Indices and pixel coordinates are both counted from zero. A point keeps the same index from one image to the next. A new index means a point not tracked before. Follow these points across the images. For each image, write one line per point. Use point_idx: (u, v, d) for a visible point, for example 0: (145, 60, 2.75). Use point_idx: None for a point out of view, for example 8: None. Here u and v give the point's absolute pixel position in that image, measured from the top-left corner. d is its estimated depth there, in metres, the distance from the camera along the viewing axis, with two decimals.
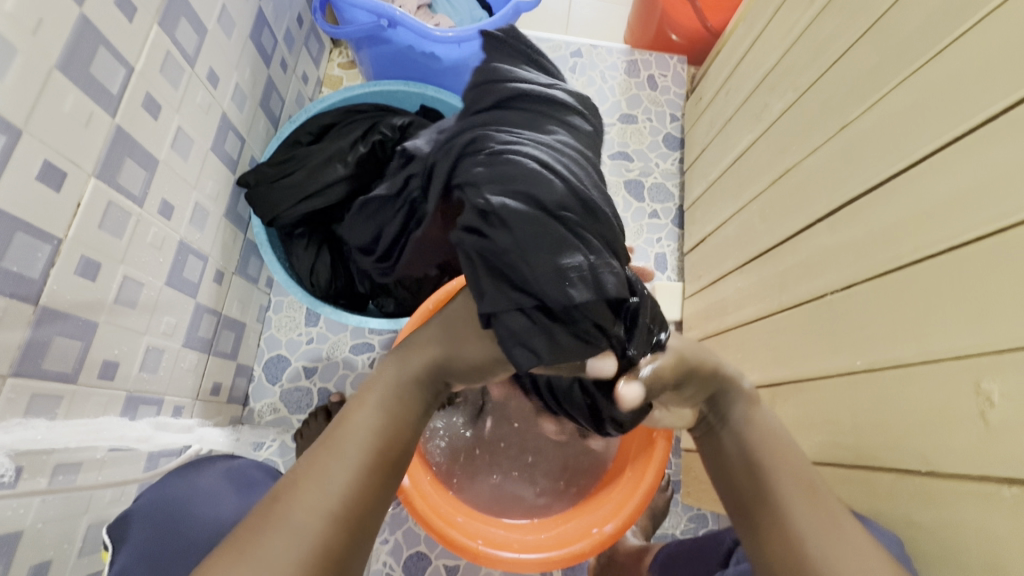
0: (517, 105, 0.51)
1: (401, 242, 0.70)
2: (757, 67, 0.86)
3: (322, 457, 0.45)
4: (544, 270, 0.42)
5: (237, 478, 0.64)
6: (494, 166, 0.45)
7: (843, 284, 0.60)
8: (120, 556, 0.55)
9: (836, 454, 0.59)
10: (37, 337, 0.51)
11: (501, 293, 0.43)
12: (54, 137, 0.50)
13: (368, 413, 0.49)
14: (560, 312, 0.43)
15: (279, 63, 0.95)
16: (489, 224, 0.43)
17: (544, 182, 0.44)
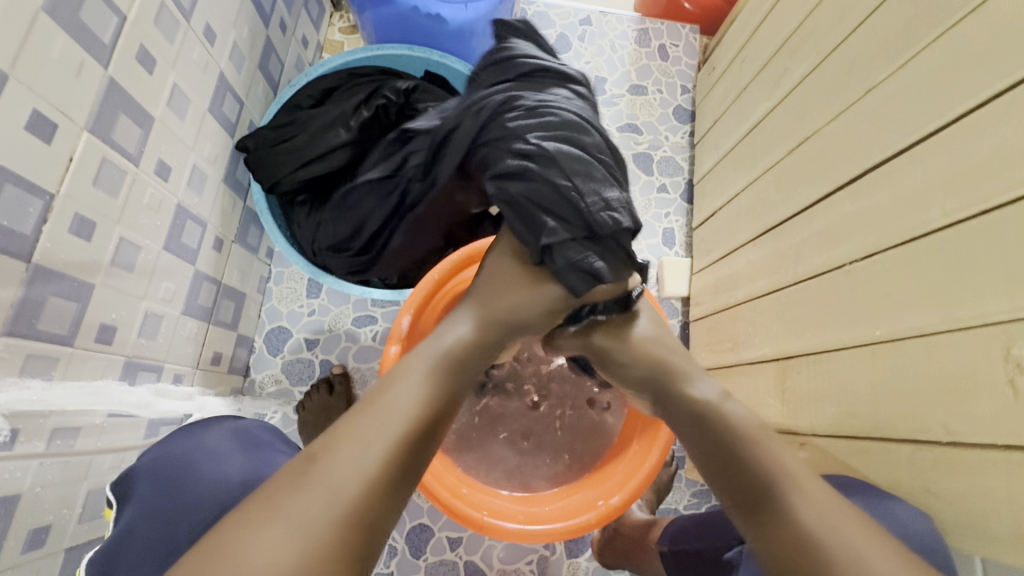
0: (539, 81, 0.59)
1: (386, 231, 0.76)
2: (776, 32, 0.83)
3: (363, 422, 0.45)
4: (593, 204, 0.53)
5: (241, 437, 0.63)
6: (538, 121, 0.55)
7: (864, 253, 0.58)
8: (124, 513, 0.55)
9: (851, 427, 0.58)
10: (32, 296, 0.49)
11: (555, 228, 0.53)
12: (43, 85, 0.47)
13: (412, 384, 0.49)
14: (602, 239, 0.55)
15: (278, 23, 0.91)
16: (540, 164, 0.54)
17: (580, 134, 0.56)
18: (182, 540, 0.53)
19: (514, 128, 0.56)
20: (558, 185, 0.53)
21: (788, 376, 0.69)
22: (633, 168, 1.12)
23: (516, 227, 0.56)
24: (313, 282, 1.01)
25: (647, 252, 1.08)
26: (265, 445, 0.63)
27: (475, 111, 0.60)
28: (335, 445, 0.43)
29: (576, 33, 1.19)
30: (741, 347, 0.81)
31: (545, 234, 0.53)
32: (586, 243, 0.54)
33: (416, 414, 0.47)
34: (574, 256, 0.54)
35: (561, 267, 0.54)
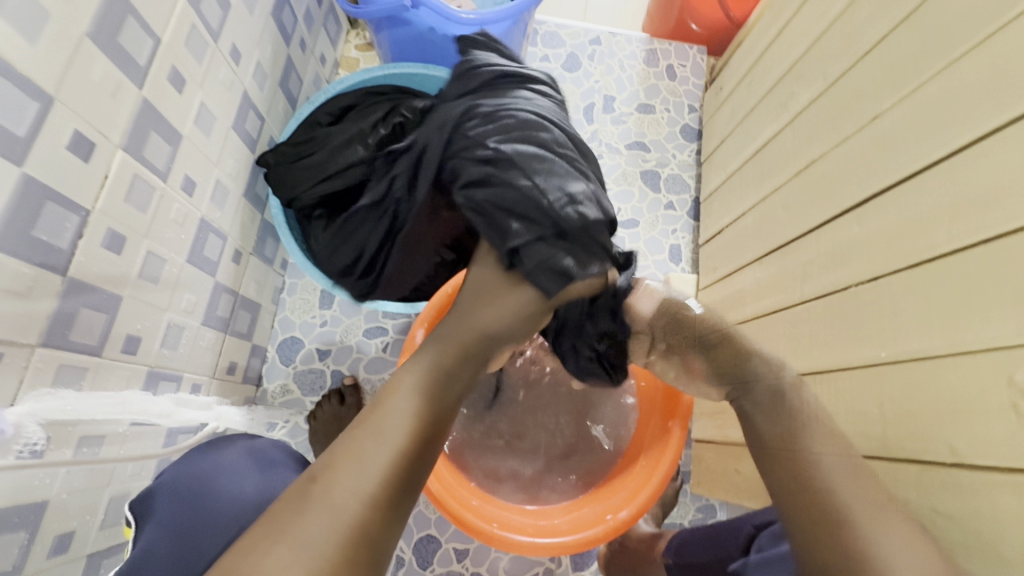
0: (496, 86, 0.66)
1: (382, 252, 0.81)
2: (784, 57, 0.85)
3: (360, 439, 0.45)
4: (557, 196, 0.56)
5: (259, 459, 0.64)
6: (499, 125, 0.61)
7: (870, 275, 0.60)
8: (143, 533, 0.56)
9: None
10: (65, 308, 0.51)
11: (527, 228, 0.55)
12: (84, 107, 0.49)
13: (405, 397, 0.49)
14: (573, 235, 0.57)
15: (299, 42, 0.94)
16: (501, 166, 0.58)
17: (536, 132, 0.60)
18: (206, 556, 0.55)
19: (478, 133, 0.61)
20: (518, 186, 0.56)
21: None
22: (641, 185, 1.14)
23: (488, 233, 0.58)
24: (326, 294, 1.02)
25: (654, 268, 1.09)
26: (278, 463, 0.64)
27: (441, 125, 0.67)
28: (333, 463, 0.43)
29: (586, 53, 1.22)
30: None
31: (513, 235, 0.55)
32: (557, 240, 0.55)
33: (408, 425, 0.47)
34: (545, 258, 0.55)
35: (533, 269, 0.55)
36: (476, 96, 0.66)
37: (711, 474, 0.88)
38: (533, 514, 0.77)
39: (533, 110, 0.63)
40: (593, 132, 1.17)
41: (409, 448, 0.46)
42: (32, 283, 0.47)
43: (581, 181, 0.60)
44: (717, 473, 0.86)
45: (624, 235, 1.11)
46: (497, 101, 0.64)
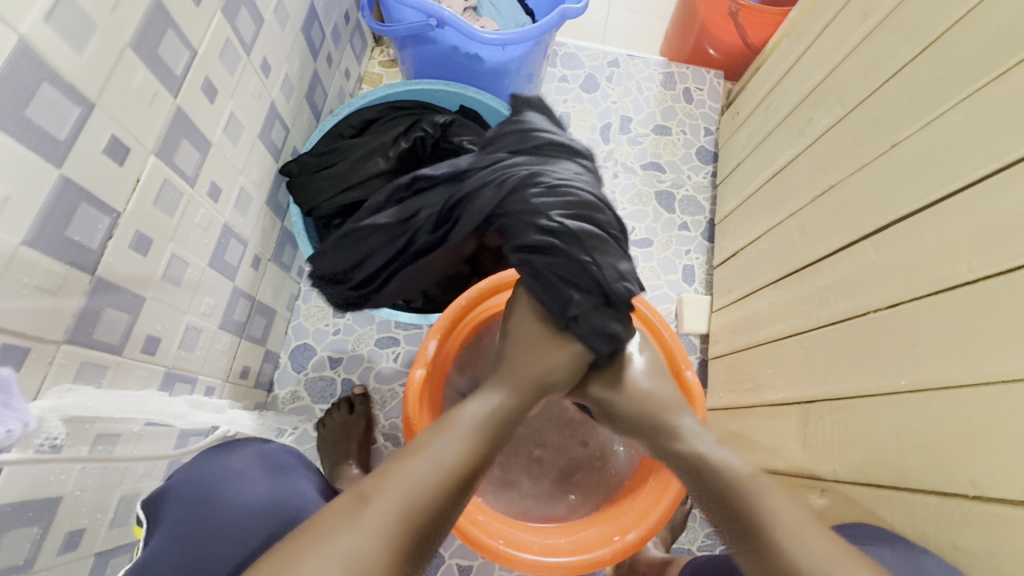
0: (548, 151, 0.64)
1: (384, 270, 0.76)
2: (802, 83, 0.86)
3: (392, 479, 0.48)
4: (611, 272, 0.59)
5: (269, 462, 0.65)
6: (562, 200, 0.59)
7: (888, 302, 0.60)
8: (152, 538, 0.55)
9: (876, 475, 0.58)
10: (91, 306, 0.52)
11: (580, 295, 0.59)
12: (122, 114, 0.51)
13: (444, 444, 0.52)
14: (618, 305, 0.61)
15: (325, 57, 0.97)
16: (566, 241, 0.59)
17: (597, 210, 0.60)
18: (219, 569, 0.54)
19: (538, 203, 0.59)
20: (576, 263, 0.59)
21: (810, 420, 0.69)
22: (655, 205, 1.15)
23: (541, 295, 0.62)
24: None
25: (667, 288, 1.09)
26: (290, 470, 0.65)
27: (493, 179, 0.62)
28: (367, 498, 0.46)
29: (604, 74, 1.24)
30: (761, 389, 0.81)
31: (571, 309, 0.59)
32: (605, 308, 0.61)
33: (441, 470, 0.49)
34: (598, 324, 0.60)
35: (586, 332, 0.60)
36: (532, 162, 0.63)
37: None
38: (539, 532, 0.76)
39: (588, 184, 0.62)
40: (609, 152, 1.18)
41: (438, 491, 0.48)
42: (61, 281, 0.48)
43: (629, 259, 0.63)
44: None
45: (637, 254, 1.11)
46: (555, 170, 0.62)
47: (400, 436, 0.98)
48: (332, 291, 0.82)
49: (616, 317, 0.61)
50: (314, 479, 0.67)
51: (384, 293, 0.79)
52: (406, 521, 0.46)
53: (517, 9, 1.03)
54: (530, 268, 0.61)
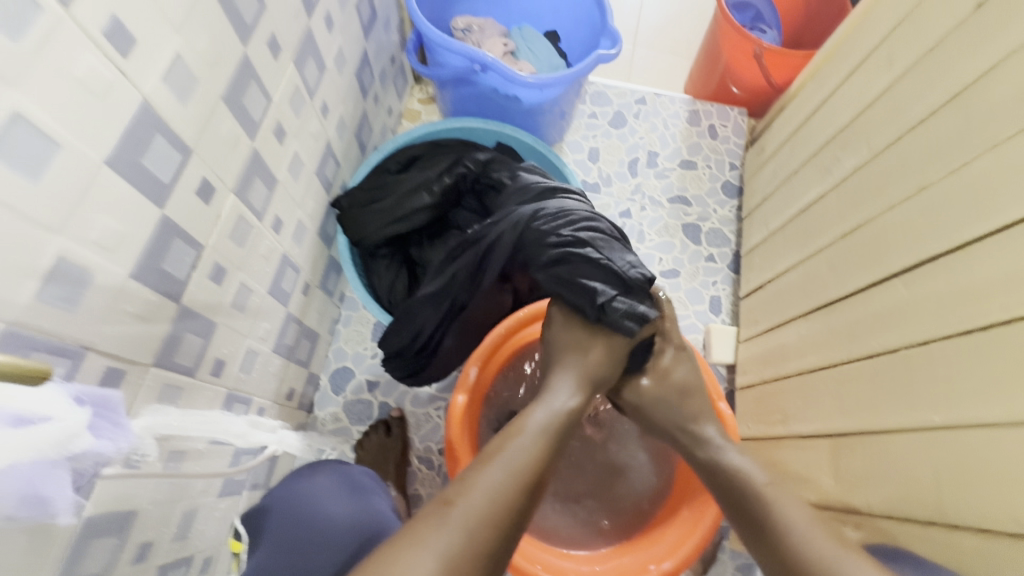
0: (541, 191, 0.76)
1: (440, 332, 0.83)
2: (827, 125, 0.90)
3: (476, 481, 0.51)
4: (620, 262, 0.66)
5: (351, 485, 0.70)
6: (562, 218, 0.69)
7: (920, 339, 0.62)
8: (256, 550, 0.61)
9: (912, 509, 0.59)
10: (175, 332, 0.56)
11: (600, 286, 0.65)
12: (212, 158, 0.56)
13: (518, 447, 0.55)
14: (634, 291, 0.66)
15: (373, 97, 1.04)
16: (575, 246, 0.67)
17: (594, 219, 0.70)
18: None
19: (543, 223, 0.69)
20: (592, 261, 0.65)
21: (840, 453, 0.70)
22: (682, 237, 1.19)
23: (569, 300, 0.67)
24: (378, 327, 1.08)
25: (694, 318, 1.12)
26: (369, 489, 0.70)
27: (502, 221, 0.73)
28: (456, 499, 0.49)
29: (631, 111, 1.29)
30: (790, 421, 0.83)
31: (598, 298, 0.64)
32: (625, 296, 0.65)
33: (520, 473, 0.53)
34: (624, 309, 0.64)
35: (615, 320, 0.64)
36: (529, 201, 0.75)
37: None
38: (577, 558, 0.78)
39: (579, 204, 0.72)
40: (636, 185, 1.23)
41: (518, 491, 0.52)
42: (155, 309, 0.52)
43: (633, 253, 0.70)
44: None
45: (664, 285, 1.14)
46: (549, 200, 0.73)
47: (434, 459, 1.01)
48: (397, 365, 0.88)
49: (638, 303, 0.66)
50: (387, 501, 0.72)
51: (441, 353, 0.87)
52: (494, 520, 0.49)
53: (552, 53, 1.09)
54: (557, 275, 0.67)
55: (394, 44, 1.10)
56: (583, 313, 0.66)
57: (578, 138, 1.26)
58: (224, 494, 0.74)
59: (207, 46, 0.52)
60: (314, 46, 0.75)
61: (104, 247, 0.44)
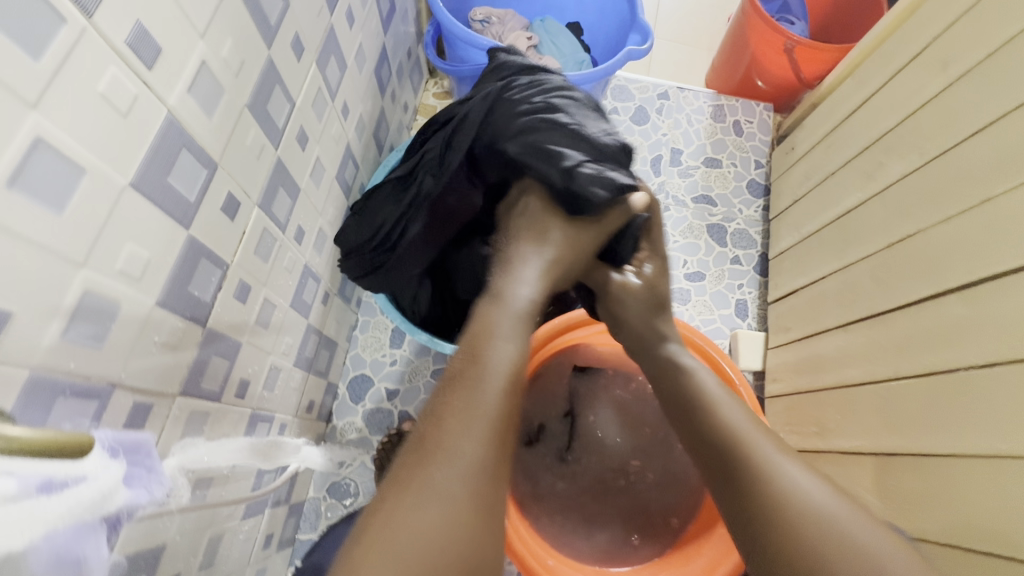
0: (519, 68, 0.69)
1: (404, 226, 0.77)
2: (870, 126, 0.86)
3: (452, 407, 0.40)
4: (596, 128, 0.59)
5: None
6: (539, 90, 0.62)
7: (980, 360, 0.59)
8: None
9: (970, 537, 0.57)
10: (201, 357, 0.53)
11: (571, 145, 0.56)
12: (237, 171, 0.53)
13: (495, 357, 0.43)
14: (608, 156, 0.57)
15: (390, 94, 0.99)
16: (548, 111, 0.60)
17: (568, 88, 0.63)
18: None
19: (518, 95, 0.63)
20: (567, 126, 0.58)
21: (889, 474, 0.68)
22: (707, 239, 1.15)
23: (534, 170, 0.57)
24: (396, 333, 1.05)
25: (720, 323, 1.09)
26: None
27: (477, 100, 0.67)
28: (439, 431, 0.39)
29: (654, 107, 1.25)
30: (828, 435, 0.80)
31: (565, 161, 0.55)
32: (603, 161, 0.57)
33: (502, 385, 0.42)
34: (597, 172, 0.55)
35: (585, 183, 0.54)
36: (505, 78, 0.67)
37: None
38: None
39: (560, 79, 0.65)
40: (660, 184, 1.19)
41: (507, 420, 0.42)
42: (182, 335, 0.49)
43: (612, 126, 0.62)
44: None
45: (689, 288, 1.11)
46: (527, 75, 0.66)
47: None
48: (349, 263, 0.81)
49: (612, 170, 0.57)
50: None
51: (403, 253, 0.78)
52: (494, 448, 0.39)
53: (577, 47, 1.04)
54: (526, 144, 0.59)
55: (411, 38, 1.05)
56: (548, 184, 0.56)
57: None
58: (247, 515, 0.71)
59: (232, 51, 0.47)
60: (336, 44, 0.70)
61: (130, 276, 0.41)
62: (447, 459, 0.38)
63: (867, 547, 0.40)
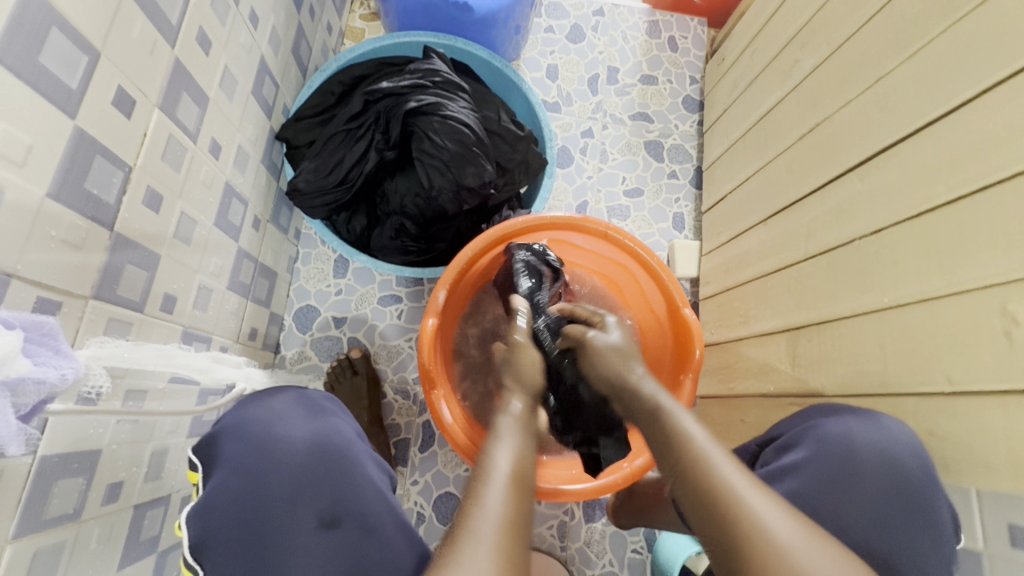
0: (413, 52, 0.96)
1: (318, 145, 0.84)
2: (789, 25, 0.88)
3: (476, 500, 0.47)
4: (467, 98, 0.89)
5: (307, 404, 0.62)
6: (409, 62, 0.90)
7: (872, 229, 0.64)
8: (212, 476, 0.55)
9: (861, 384, 0.64)
10: (113, 262, 0.52)
11: None
12: (126, 63, 0.50)
13: (500, 458, 0.52)
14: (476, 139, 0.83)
15: (308, 10, 0.93)
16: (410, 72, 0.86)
17: (425, 64, 0.85)
18: (280, 497, 0.54)
19: (391, 67, 0.91)
20: (427, 65, 0.85)
21: (799, 346, 0.74)
22: (645, 155, 1.17)
23: (387, 112, 0.83)
24: (339, 263, 1.04)
25: (658, 236, 1.13)
26: (332, 410, 0.63)
27: (366, 63, 0.92)
28: (472, 501, 0.47)
29: (589, 24, 1.22)
30: (752, 321, 0.86)
31: (415, 103, 0.81)
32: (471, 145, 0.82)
33: (512, 471, 0.50)
34: (432, 130, 0.80)
35: (444, 155, 0.80)
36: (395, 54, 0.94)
37: (714, 425, 0.92)
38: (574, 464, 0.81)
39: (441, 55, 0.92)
40: (597, 103, 1.18)
41: (520, 491, 0.48)
42: (85, 236, 0.48)
43: (470, 89, 0.89)
44: (722, 425, 0.89)
45: (628, 205, 1.14)
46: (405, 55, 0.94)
47: (409, 390, 1.02)
48: (274, 169, 0.87)
49: (448, 96, 0.83)
50: (354, 421, 0.65)
51: (322, 171, 0.83)
52: (517, 523, 0.46)
53: None
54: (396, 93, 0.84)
55: None
56: (395, 119, 0.82)
57: (535, 55, 1.19)
58: (194, 435, 0.72)
59: None
60: None
61: (10, 160, 0.40)
62: (483, 518, 0.45)
63: (809, 569, 0.40)
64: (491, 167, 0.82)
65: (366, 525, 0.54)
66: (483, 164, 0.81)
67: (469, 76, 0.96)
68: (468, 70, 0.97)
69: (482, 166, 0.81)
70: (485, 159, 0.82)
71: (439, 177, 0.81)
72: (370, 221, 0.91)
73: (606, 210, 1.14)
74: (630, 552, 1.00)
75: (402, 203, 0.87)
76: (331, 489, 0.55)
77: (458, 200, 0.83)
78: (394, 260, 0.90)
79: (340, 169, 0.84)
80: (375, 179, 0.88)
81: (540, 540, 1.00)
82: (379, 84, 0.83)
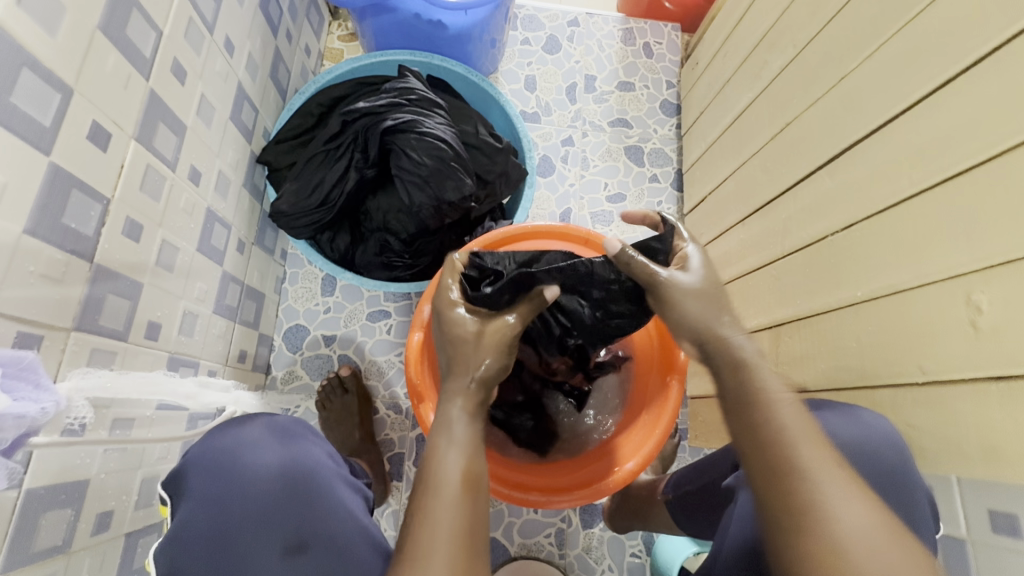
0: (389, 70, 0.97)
1: (299, 166, 0.85)
2: (757, 27, 0.90)
3: (424, 514, 0.48)
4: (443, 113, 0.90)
5: (280, 431, 0.62)
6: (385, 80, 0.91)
7: (843, 224, 0.65)
8: (180, 507, 0.55)
9: (840, 377, 0.65)
10: (94, 293, 0.53)
11: None
12: (100, 98, 0.51)
13: (448, 462, 0.51)
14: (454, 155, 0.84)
15: (285, 34, 0.94)
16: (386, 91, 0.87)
17: (401, 82, 0.86)
18: (245, 527, 0.54)
19: (368, 87, 0.92)
20: (403, 84, 0.86)
21: (781, 342, 0.75)
22: (625, 160, 1.19)
23: (366, 132, 0.84)
24: (327, 281, 1.05)
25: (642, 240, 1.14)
26: (301, 434, 0.62)
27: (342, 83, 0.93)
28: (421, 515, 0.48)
29: (564, 35, 1.25)
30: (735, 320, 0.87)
31: (392, 122, 0.82)
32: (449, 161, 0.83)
33: (458, 481, 0.50)
34: (410, 148, 0.82)
35: (424, 171, 0.81)
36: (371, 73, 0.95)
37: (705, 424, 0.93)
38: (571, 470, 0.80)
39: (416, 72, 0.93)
40: (576, 112, 1.20)
41: (469, 498, 0.50)
42: (64, 269, 0.49)
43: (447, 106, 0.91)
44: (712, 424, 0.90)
45: (611, 210, 1.16)
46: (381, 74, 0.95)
47: (401, 404, 1.02)
48: (257, 191, 0.88)
49: (425, 114, 0.84)
50: (326, 443, 0.65)
51: (304, 192, 0.84)
52: (466, 536, 0.48)
53: None
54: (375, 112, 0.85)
55: None
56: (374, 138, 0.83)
57: (513, 67, 1.21)
58: None
59: None
60: None
61: None
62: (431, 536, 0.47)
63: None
64: (472, 181, 0.84)
65: (336, 548, 0.55)
66: (463, 179, 0.83)
67: (446, 91, 0.97)
68: (445, 85, 0.98)
69: (462, 181, 0.82)
70: (464, 174, 0.83)
71: (419, 193, 0.82)
72: (354, 239, 0.92)
73: (589, 216, 1.15)
74: (629, 555, 1.00)
75: (385, 220, 0.89)
76: (298, 514, 0.55)
77: (439, 214, 0.84)
78: (380, 276, 0.92)
79: (322, 189, 0.85)
80: (358, 197, 0.89)
81: (539, 549, 0.99)
82: (357, 104, 0.84)
